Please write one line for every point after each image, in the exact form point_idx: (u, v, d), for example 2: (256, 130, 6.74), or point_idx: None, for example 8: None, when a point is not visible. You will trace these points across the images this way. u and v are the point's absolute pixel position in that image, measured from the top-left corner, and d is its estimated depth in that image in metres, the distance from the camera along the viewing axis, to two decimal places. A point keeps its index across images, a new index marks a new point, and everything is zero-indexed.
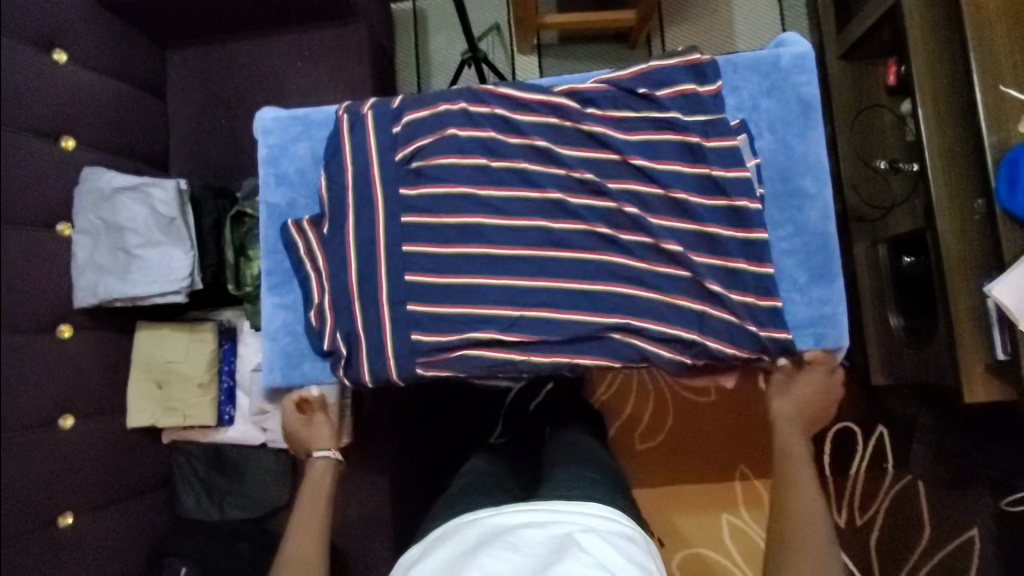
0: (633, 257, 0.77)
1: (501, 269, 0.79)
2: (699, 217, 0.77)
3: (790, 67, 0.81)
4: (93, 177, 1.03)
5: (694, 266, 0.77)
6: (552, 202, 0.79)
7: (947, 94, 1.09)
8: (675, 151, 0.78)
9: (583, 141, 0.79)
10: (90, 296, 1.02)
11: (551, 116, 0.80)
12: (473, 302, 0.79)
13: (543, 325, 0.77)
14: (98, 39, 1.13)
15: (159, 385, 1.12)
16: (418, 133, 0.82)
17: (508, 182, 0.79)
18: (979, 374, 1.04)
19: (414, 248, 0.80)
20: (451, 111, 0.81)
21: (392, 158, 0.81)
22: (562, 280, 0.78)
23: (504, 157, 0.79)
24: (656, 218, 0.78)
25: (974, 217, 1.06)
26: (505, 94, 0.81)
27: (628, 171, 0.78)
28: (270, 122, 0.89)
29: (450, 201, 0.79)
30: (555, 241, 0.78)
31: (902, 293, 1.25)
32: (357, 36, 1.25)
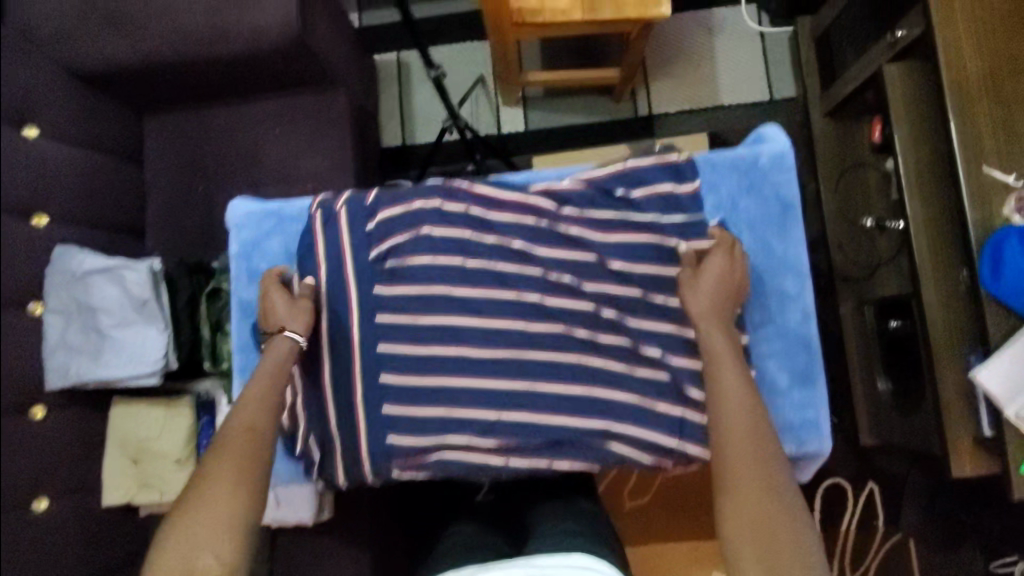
0: (610, 360, 0.76)
1: (478, 369, 0.77)
2: (674, 318, 0.78)
3: (768, 168, 0.84)
4: (64, 256, 1.01)
5: (674, 369, 0.77)
6: (525, 301, 0.78)
7: (930, 163, 1.08)
8: (649, 252, 0.79)
9: (558, 240, 0.80)
10: (62, 378, 0.98)
11: (529, 217, 0.80)
12: (450, 404, 0.77)
13: (522, 429, 0.75)
14: (71, 111, 1.13)
15: (135, 461, 1.10)
16: (393, 231, 0.81)
17: (484, 283, 0.78)
18: (966, 447, 1.02)
19: (391, 348, 0.79)
20: (426, 209, 0.80)
21: (366, 256, 0.81)
22: (542, 382, 0.76)
23: (479, 256, 0.79)
24: (634, 320, 0.78)
25: (958, 288, 1.05)
26: (482, 193, 0.81)
27: (606, 270, 0.79)
28: (242, 217, 0.91)
29: (426, 301, 0.79)
30: (530, 342, 0.77)
31: (888, 357, 1.24)
32: (335, 103, 1.26)
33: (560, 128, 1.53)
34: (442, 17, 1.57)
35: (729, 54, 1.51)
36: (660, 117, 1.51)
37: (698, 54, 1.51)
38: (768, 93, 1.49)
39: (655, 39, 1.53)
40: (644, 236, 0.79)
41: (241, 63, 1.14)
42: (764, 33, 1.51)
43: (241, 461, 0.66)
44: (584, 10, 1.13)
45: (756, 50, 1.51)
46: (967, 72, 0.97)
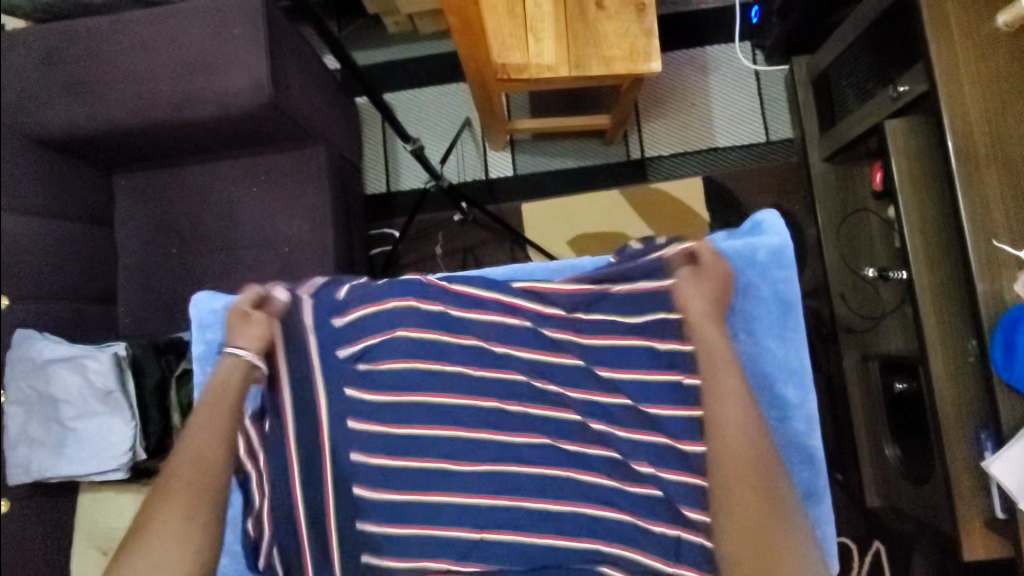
0: (599, 476, 0.77)
1: (459, 485, 0.76)
2: (659, 424, 0.77)
3: (767, 265, 0.81)
4: (25, 344, 0.95)
5: (666, 485, 0.75)
6: (509, 411, 0.79)
7: (935, 225, 1.03)
8: (638, 356, 0.80)
9: (531, 339, 0.81)
10: (24, 474, 0.94)
11: (500, 314, 0.81)
12: (430, 522, 0.74)
13: (503, 551, 0.75)
14: (32, 180, 1.07)
15: (105, 551, 1.04)
16: (367, 329, 0.79)
17: (468, 392, 0.78)
18: (978, 529, 0.97)
19: (363, 457, 0.75)
20: (402, 310, 0.80)
21: (336, 354, 0.77)
22: (526, 498, 0.76)
23: (458, 362, 0.79)
24: (620, 428, 0.78)
25: (967, 358, 0.99)
26: (457, 292, 0.82)
27: (593, 373, 0.80)
28: (208, 314, 0.84)
29: (400, 412, 0.77)
30: (515, 454, 0.77)
31: (895, 418, 1.19)
32: (313, 159, 1.19)
33: (549, 172, 1.48)
34: (427, 59, 1.51)
35: (724, 94, 1.45)
36: (654, 160, 1.46)
37: (692, 93, 1.46)
38: (764, 134, 1.44)
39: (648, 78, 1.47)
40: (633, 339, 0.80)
41: (210, 127, 1.08)
42: (759, 71, 1.45)
43: (192, 500, 0.66)
44: (570, 65, 1.06)
45: (751, 90, 1.45)
46: (973, 137, 0.92)
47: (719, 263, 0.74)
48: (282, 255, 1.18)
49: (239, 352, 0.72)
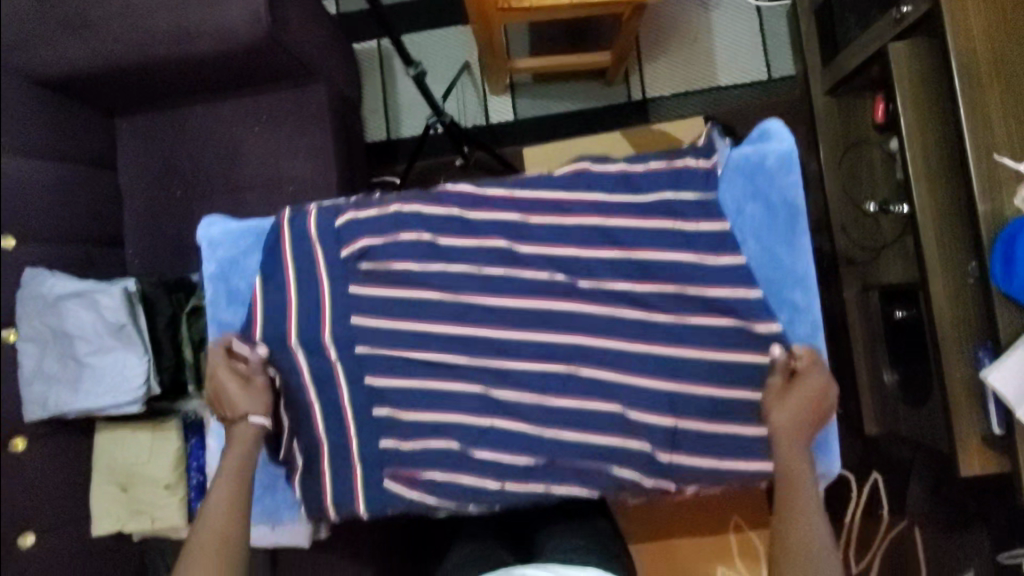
0: (593, 368, 0.72)
1: (462, 377, 0.74)
2: (674, 309, 0.72)
3: (774, 170, 0.72)
4: (39, 279, 0.96)
5: (671, 368, 0.72)
6: (502, 307, 0.74)
7: (935, 152, 1.03)
8: (657, 237, 0.72)
9: (547, 234, 0.73)
10: (40, 409, 0.95)
11: (512, 212, 0.74)
12: (443, 409, 0.74)
13: (509, 441, 0.73)
14: (33, 120, 1.05)
15: (124, 488, 1.06)
16: (364, 231, 0.77)
17: (465, 285, 0.74)
18: (974, 448, 0.99)
19: (371, 350, 0.76)
20: (402, 212, 0.76)
21: (338, 255, 0.77)
22: (525, 394, 0.73)
23: (457, 259, 0.75)
24: (633, 315, 0.73)
25: (967, 281, 1.01)
26: (460, 192, 0.76)
27: (576, 279, 0.73)
28: (218, 233, 0.80)
29: (407, 306, 0.75)
30: (522, 340, 0.73)
31: (894, 346, 1.21)
32: (315, 97, 1.19)
33: (551, 116, 1.47)
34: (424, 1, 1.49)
35: (727, 31, 1.44)
36: (656, 100, 1.45)
37: (696, 30, 1.44)
38: (767, 70, 1.43)
39: (649, 17, 1.45)
40: (657, 218, 0.72)
41: (210, 63, 1.07)
42: (761, 7, 1.44)
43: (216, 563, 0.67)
44: None
45: (755, 26, 1.44)
46: (977, 53, 0.92)
47: (817, 378, 0.68)
48: (288, 195, 1.18)
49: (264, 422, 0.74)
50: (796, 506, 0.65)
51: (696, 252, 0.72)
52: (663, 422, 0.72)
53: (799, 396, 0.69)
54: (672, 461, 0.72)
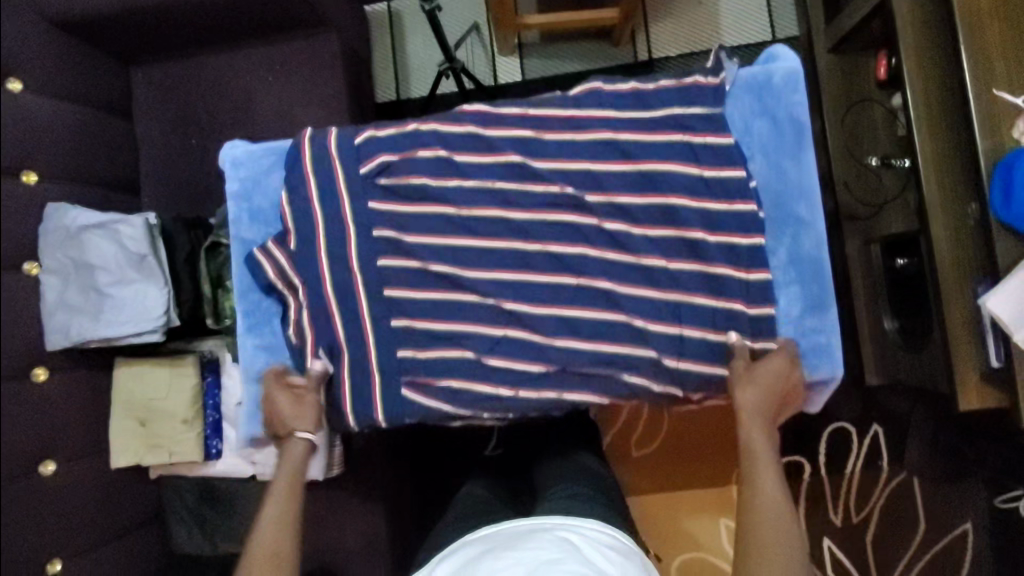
0: (602, 278, 0.76)
1: (476, 288, 0.78)
2: (683, 223, 0.75)
3: (781, 88, 0.78)
4: (59, 214, 0.99)
5: (680, 276, 0.75)
6: (513, 220, 0.78)
7: (939, 95, 1.05)
8: (664, 151, 0.76)
9: (559, 150, 0.77)
10: (63, 339, 0.98)
11: (525, 129, 0.78)
12: (457, 318, 0.78)
13: (522, 348, 0.77)
14: (53, 62, 1.08)
15: (142, 421, 1.09)
16: (384, 149, 0.80)
17: (482, 200, 0.78)
18: (972, 382, 1.02)
19: (388, 263, 0.79)
20: (419, 131, 0.80)
21: (358, 171, 0.80)
22: (538, 303, 0.77)
23: (472, 175, 0.78)
24: (643, 229, 0.76)
25: (967, 223, 1.03)
26: (477, 111, 0.80)
27: (588, 195, 0.76)
28: (241, 153, 0.84)
29: (425, 223, 0.79)
30: (535, 249, 0.77)
31: (894, 294, 1.24)
32: (327, 46, 1.21)
33: (559, 76, 1.49)
34: None
35: None
36: (662, 61, 1.47)
37: None
38: (772, 31, 1.45)
39: None
40: (666, 134, 0.76)
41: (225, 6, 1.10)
42: None
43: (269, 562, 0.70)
44: None
45: None
46: None
47: (774, 360, 0.74)
48: None
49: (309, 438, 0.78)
50: (763, 477, 0.68)
51: (699, 165, 0.75)
52: (669, 331, 0.76)
53: (759, 377, 0.73)
54: (678, 366, 0.76)
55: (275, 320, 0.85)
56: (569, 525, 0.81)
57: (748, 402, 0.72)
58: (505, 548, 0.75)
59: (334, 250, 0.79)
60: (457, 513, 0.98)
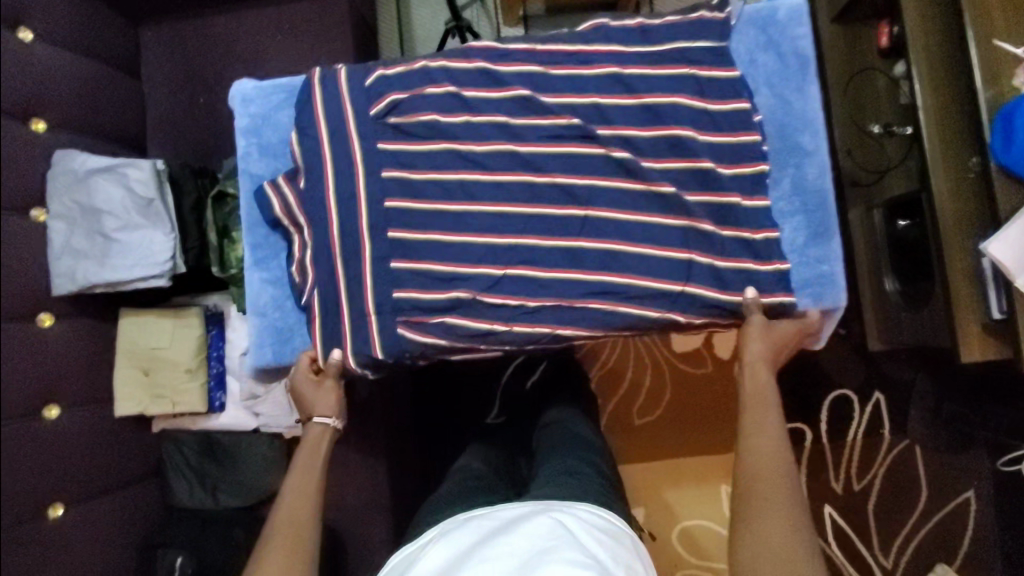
0: (610, 211, 0.76)
1: (483, 226, 0.77)
2: (690, 154, 0.76)
3: (786, 21, 0.79)
4: (66, 159, 1.00)
5: (692, 206, 0.76)
6: (520, 155, 0.77)
7: (941, 54, 1.07)
8: (671, 86, 0.76)
9: (566, 85, 0.77)
10: (69, 282, 0.98)
11: (533, 64, 0.78)
12: (460, 261, 0.77)
13: (525, 286, 0.77)
14: (65, 14, 1.08)
15: (145, 371, 1.10)
16: (392, 87, 0.80)
17: (492, 135, 0.78)
18: (974, 332, 1.03)
19: (397, 204, 0.78)
20: (427, 68, 0.80)
21: (368, 112, 0.79)
22: (547, 237, 0.77)
23: (485, 112, 0.78)
24: (657, 162, 0.77)
25: (969, 176, 1.04)
26: (485, 49, 0.80)
27: (605, 129, 0.77)
28: (251, 91, 0.86)
29: (434, 157, 0.78)
30: (541, 186, 0.77)
31: (897, 257, 1.24)
32: (335, 8, 1.22)
33: None
34: None
35: None
36: None
37: None
38: None
39: None
40: (681, 68, 0.77)
41: None
42: None
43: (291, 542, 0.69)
44: None
45: None
46: None
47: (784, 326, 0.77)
48: None
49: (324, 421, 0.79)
50: (766, 418, 0.69)
51: (705, 97, 0.77)
52: (678, 257, 0.76)
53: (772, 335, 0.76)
54: (685, 292, 0.75)
55: (280, 258, 0.86)
56: (561, 506, 0.78)
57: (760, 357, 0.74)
58: (503, 530, 0.72)
59: (343, 187, 0.79)
60: (452, 485, 0.97)
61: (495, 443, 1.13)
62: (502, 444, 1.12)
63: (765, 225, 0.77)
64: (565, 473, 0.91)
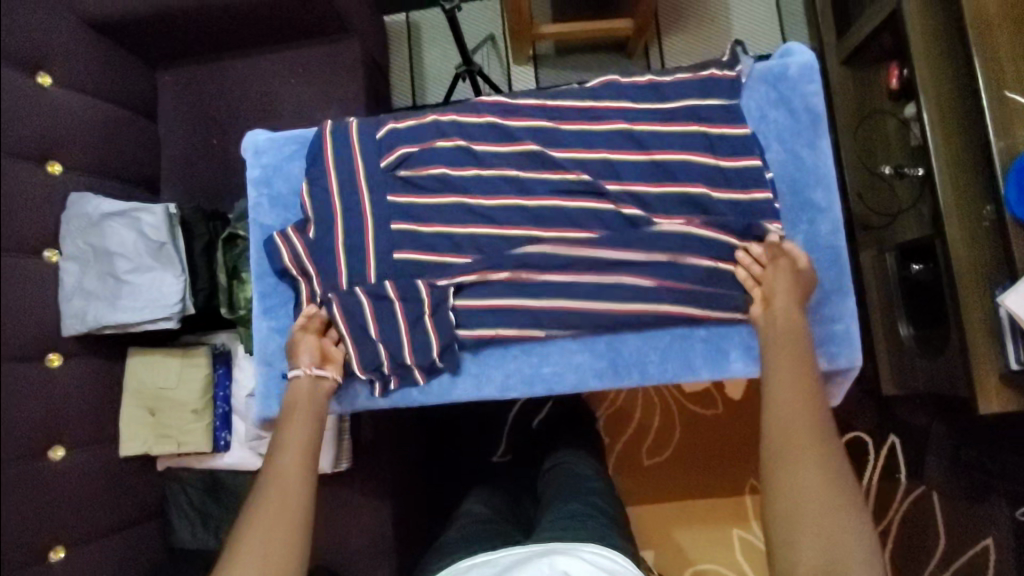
0: (620, 265, 0.75)
1: (491, 280, 0.77)
2: (699, 210, 0.75)
3: (798, 77, 0.79)
4: (83, 201, 1.02)
5: (703, 265, 0.74)
6: (530, 210, 0.77)
7: (953, 101, 1.07)
8: (682, 143, 0.76)
9: (574, 140, 0.78)
10: (80, 323, 0.99)
11: (543, 119, 0.79)
12: (469, 315, 0.77)
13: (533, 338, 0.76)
14: (85, 60, 1.11)
15: (152, 411, 1.09)
16: (404, 141, 0.81)
17: (500, 189, 0.78)
18: (992, 384, 1.00)
19: (405, 256, 0.79)
20: (437, 122, 0.81)
21: (378, 164, 0.80)
22: (555, 292, 0.76)
23: (494, 166, 0.78)
24: (667, 218, 0.75)
25: (983, 224, 1.03)
26: (496, 102, 0.81)
27: (616, 184, 0.76)
28: (264, 142, 0.86)
29: (443, 211, 0.79)
30: (551, 242, 0.76)
31: (911, 301, 1.22)
32: (347, 53, 1.24)
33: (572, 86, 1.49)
34: None
35: (742, 8, 1.49)
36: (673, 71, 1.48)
37: (711, 7, 1.49)
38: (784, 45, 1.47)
39: None
40: (691, 125, 0.76)
41: (256, 11, 1.14)
42: None
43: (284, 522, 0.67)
44: None
45: (771, 3, 1.48)
46: None
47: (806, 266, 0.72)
48: None
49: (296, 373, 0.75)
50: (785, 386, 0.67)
51: (715, 155, 0.76)
52: (689, 315, 0.75)
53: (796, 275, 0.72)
54: None
55: (288, 307, 0.86)
56: (568, 548, 0.78)
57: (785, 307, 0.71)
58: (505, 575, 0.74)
59: (350, 239, 0.79)
60: (460, 534, 0.95)
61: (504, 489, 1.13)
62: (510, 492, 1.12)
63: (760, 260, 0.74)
64: (568, 516, 0.89)
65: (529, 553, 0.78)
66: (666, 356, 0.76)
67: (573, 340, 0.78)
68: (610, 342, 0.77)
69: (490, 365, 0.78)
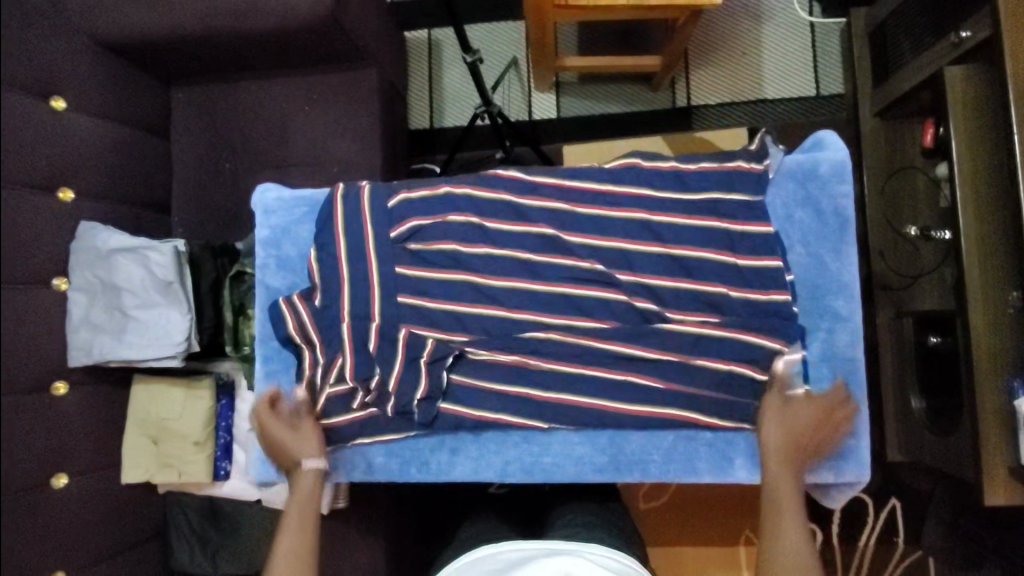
0: (629, 351, 0.78)
1: (505, 358, 0.80)
2: (703, 307, 0.78)
3: (828, 178, 0.81)
4: (94, 234, 1.02)
5: (697, 366, 0.77)
6: (547, 297, 0.79)
7: (988, 178, 1.02)
8: (691, 237, 0.78)
9: (590, 225, 0.80)
10: (85, 355, 0.99)
11: (560, 201, 0.80)
12: (485, 392, 0.80)
13: (541, 413, 0.80)
14: (98, 80, 1.09)
15: (155, 440, 1.10)
16: (416, 212, 0.82)
17: (511, 270, 0.80)
18: (1000, 476, 0.98)
19: (410, 331, 0.80)
20: (449, 195, 0.82)
21: (387, 235, 0.81)
22: (566, 373, 0.79)
23: (505, 247, 0.80)
24: (680, 315, 0.78)
25: (1007, 311, 0.99)
26: (512, 177, 0.82)
27: (632, 277, 0.79)
28: (273, 202, 0.89)
29: (451, 287, 0.80)
30: (558, 330, 0.79)
31: (927, 372, 1.19)
32: (365, 82, 1.21)
33: (594, 118, 1.45)
34: None
35: (777, 44, 1.43)
36: (700, 109, 1.44)
37: (744, 42, 1.44)
38: (816, 88, 1.42)
39: (701, 24, 1.45)
40: (704, 220, 0.78)
41: (273, 39, 1.10)
42: (815, 23, 1.43)
43: None
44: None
45: (806, 42, 1.43)
46: None
47: (810, 407, 0.76)
48: (332, 173, 1.22)
49: (316, 466, 0.80)
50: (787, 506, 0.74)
51: (728, 253, 0.78)
52: (687, 416, 0.78)
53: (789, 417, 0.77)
54: None
55: (287, 374, 0.89)
56: (574, 549, 0.79)
57: (784, 444, 0.77)
58: None
59: (358, 310, 0.80)
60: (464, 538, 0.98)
61: (508, 506, 1.09)
62: (513, 509, 1.07)
63: (772, 363, 0.77)
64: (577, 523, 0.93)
65: (535, 553, 0.80)
66: (669, 460, 0.81)
67: (577, 433, 0.82)
68: (613, 437, 0.81)
69: (490, 449, 0.82)
